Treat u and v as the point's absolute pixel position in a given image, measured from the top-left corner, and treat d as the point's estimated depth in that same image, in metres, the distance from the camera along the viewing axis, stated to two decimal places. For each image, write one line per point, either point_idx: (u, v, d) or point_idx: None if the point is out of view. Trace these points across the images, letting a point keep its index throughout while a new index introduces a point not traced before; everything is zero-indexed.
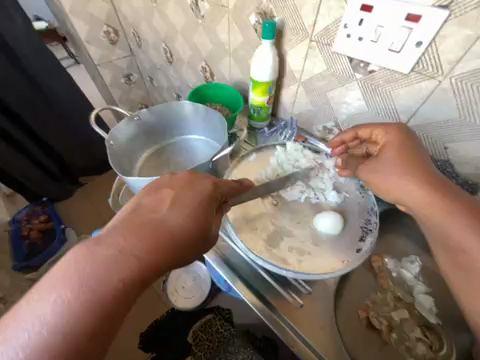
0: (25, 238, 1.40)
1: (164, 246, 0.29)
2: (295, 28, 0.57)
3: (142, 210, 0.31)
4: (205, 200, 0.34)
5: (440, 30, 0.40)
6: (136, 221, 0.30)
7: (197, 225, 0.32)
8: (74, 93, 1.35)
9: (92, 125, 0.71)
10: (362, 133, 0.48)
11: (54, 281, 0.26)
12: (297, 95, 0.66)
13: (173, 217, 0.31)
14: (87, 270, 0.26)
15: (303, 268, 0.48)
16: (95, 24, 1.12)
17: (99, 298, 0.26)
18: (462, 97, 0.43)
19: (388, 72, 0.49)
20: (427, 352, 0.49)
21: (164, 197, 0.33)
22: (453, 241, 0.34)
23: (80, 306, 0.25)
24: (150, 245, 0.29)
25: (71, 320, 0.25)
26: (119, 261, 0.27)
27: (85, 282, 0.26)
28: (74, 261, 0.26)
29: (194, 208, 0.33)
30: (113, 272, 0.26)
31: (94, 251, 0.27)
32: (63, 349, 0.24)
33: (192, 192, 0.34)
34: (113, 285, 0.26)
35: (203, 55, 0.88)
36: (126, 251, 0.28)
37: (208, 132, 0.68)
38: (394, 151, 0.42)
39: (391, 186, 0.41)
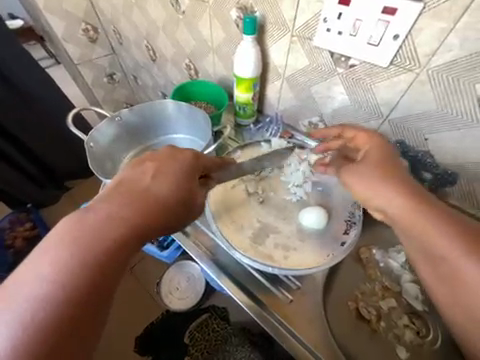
0: (9, 249, 1.35)
1: (152, 209, 0.33)
2: (276, 23, 0.56)
3: (128, 181, 0.35)
4: (187, 169, 0.38)
5: (416, 23, 0.41)
6: (123, 190, 0.34)
7: (181, 191, 0.36)
8: (53, 94, 1.30)
9: (71, 127, 0.68)
10: (347, 134, 0.48)
11: (51, 245, 0.28)
12: (281, 91, 0.66)
13: (158, 184, 0.35)
14: (81, 234, 0.29)
15: (289, 264, 0.49)
16: (72, 22, 1.08)
17: (95, 256, 0.29)
18: (439, 89, 0.44)
19: (368, 66, 0.49)
20: (415, 338, 0.51)
21: (148, 168, 0.36)
22: (436, 253, 0.34)
23: (78, 261, 0.28)
24: (138, 208, 0.33)
25: (71, 274, 0.27)
26: (111, 223, 0.31)
27: (82, 241, 0.29)
28: (68, 227, 0.30)
29: (176, 176, 0.37)
30: (107, 233, 0.30)
31: (87, 217, 0.30)
32: (66, 300, 0.26)
33: (174, 163, 0.37)
34: (106, 243, 0.30)
35: (186, 51, 0.86)
36: (117, 214, 0.32)
37: (192, 130, 0.67)
38: (376, 155, 0.43)
39: (370, 191, 0.40)
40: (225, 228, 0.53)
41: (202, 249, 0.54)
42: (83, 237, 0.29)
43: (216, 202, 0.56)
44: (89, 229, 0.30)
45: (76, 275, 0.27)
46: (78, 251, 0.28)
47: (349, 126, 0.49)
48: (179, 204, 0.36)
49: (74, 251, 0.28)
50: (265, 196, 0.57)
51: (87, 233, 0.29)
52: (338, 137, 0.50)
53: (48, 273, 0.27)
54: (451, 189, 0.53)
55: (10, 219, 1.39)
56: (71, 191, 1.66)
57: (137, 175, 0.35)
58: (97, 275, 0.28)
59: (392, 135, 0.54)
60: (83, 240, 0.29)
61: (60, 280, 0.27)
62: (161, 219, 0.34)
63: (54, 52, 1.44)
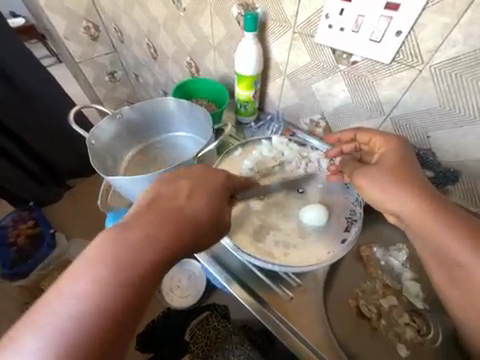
0: (11, 246, 1.35)
1: (185, 229, 0.34)
2: (278, 19, 0.56)
3: (163, 199, 0.36)
4: (217, 188, 0.39)
5: (418, 18, 0.41)
6: (158, 208, 0.34)
7: (213, 212, 0.37)
8: (54, 92, 1.31)
9: (72, 124, 0.68)
10: (362, 138, 0.48)
11: (87, 261, 0.28)
12: (282, 88, 0.66)
13: (191, 204, 0.36)
14: (118, 252, 0.29)
15: (289, 260, 0.49)
16: (73, 19, 1.08)
17: (133, 277, 0.29)
18: (441, 86, 0.44)
19: (370, 63, 0.49)
20: (416, 337, 0.50)
21: (181, 188, 0.37)
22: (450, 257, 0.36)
23: (114, 279, 0.28)
24: (173, 227, 0.33)
25: (107, 293, 0.27)
26: (147, 243, 0.31)
27: (118, 259, 0.29)
28: (106, 244, 0.29)
29: (209, 196, 0.38)
30: (143, 253, 0.30)
31: (123, 234, 0.30)
32: (100, 319, 0.26)
33: (206, 183, 0.39)
34: (142, 264, 0.30)
35: (187, 49, 0.86)
36: (153, 234, 0.32)
37: (193, 128, 0.67)
38: (393, 158, 0.43)
39: (387, 197, 0.40)
40: None
41: None
42: (121, 256, 0.29)
43: None
44: (127, 247, 0.30)
45: (113, 295, 0.27)
46: (116, 271, 0.28)
47: (362, 129, 0.48)
48: (210, 225, 0.36)
49: (112, 270, 0.28)
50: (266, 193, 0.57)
51: (125, 252, 0.29)
52: (352, 139, 0.50)
53: (86, 291, 0.27)
54: (453, 187, 0.53)
55: (12, 216, 1.39)
56: (73, 189, 1.67)
57: (171, 194, 0.36)
58: (132, 297, 0.28)
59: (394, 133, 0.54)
60: (121, 259, 0.29)
61: (97, 299, 0.27)
62: (194, 240, 0.34)
63: (55, 49, 1.44)
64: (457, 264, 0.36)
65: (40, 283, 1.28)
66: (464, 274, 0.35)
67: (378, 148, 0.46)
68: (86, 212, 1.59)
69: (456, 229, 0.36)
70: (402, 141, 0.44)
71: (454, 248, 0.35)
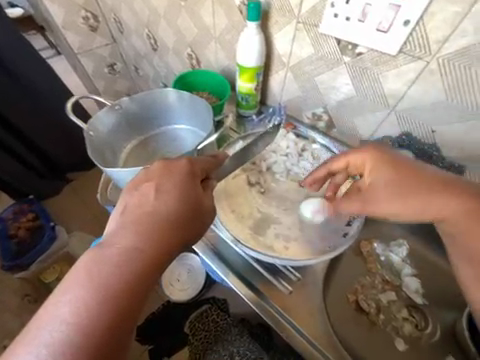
0: (12, 238, 1.35)
1: (159, 234, 0.33)
2: (282, 9, 0.54)
3: (130, 207, 0.34)
4: (185, 179, 0.36)
5: (428, 7, 0.39)
6: (127, 219, 0.33)
7: (186, 208, 0.35)
8: (54, 84, 1.29)
9: (69, 115, 0.67)
10: (338, 166, 0.45)
11: (67, 288, 0.29)
12: (285, 81, 0.65)
13: (161, 206, 0.34)
14: (92, 273, 0.29)
15: (289, 254, 0.49)
16: (72, 9, 1.06)
17: (111, 294, 0.29)
18: (449, 78, 0.43)
19: (376, 54, 0.47)
20: (413, 331, 0.51)
21: (146, 192, 0.35)
22: None
23: (99, 302, 0.28)
24: (144, 236, 0.32)
25: (91, 317, 0.27)
26: (120, 259, 0.30)
27: (98, 282, 0.29)
28: (79, 269, 0.30)
29: (177, 193, 0.35)
30: (117, 268, 0.30)
31: (95, 255, 0.30)
32: (89, 343, 0.27)
33: (172, 178, 0.36)
34: (124, 280, 0.30)
35: (188, 40, 0.84)
36: (125, 247, 0.31)
37: (193, 119, 0.66)
38: (392, 174, 0.40)
39: (407, 211, 0.39)
40: (225, 219, 0.52)
41: (202, 239, 0.54)
42: (95, 277, 0.29)
43: (216, 192, 0.55)
44: (100, 267, 0.30)
45: (93, 316, 0.28)
46: (92, 294, 0.28)
47: (342, 156, 0.45)
48: (186, 221, 0.35)
49: (88, 292, 0.28)
50: (266, 187, 0.57)
51: (98, 273, 0.29)
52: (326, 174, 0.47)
53: (63, 318, 0.27)
54: None
55: (13, 209, 1.39)
56: (72, 183, 1.66)
57: (137, 200, 0.34)
58: (115, 313, 0.28)
59: (399, 126, 0.53)
60: (96, 280, 0.29)
61: (77, 325, 0.27)
62: (170, 242, 0.33)
63: (54, 40, 1.41)
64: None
65: (41, 275, 1.29)
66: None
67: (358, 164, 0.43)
68: (86, 205, 1.59)
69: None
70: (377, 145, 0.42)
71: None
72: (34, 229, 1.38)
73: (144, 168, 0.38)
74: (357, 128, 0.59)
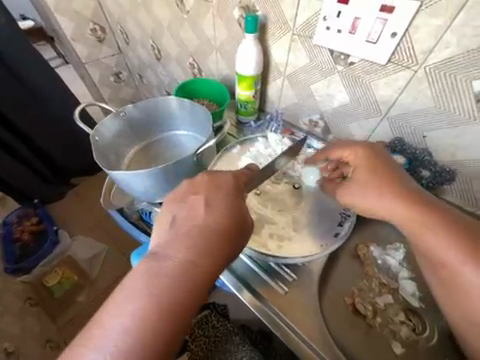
0: (16, 242, 1.37)
1: (210, 249, 0.35)
2: (278, 22, 0.58)
3: (180, 221, 0.37)
4: (229, 194, 0.39)
5: (413, 20, 0.42)
6: (179, 231, 0.36)
7: (232, 224, 0.37)
8: (61, 92, 1.35)
9: (76, 121, 0.70)
10: (333, 155, 0.50)
11: (125, 297, 0.32)
12: (282, 89, 0.67)
13: (210, 220, 0.36)
14: (151, 284, 0.32)
15: (283, 253, 0.50)
16: (81, 21, 1.12)
17: (167, 305, 0.31)
18: (436, 87, 0.45)
19: (367, 63, 0.50)
20: (410, 335, 0.51)
21: (195, 206, 0.38)
22: (448, 272, 0.36)
23: (156, 312, 0.31)
24: (197, 251, 0.34)
25: (150, 327, 0.30)
26: (175, 272, 0.33)
27: (156, 294, 0.32)
28: (138, 279, 0.33)
29: (225, 207, 0.38)
30: (173, 280, 0.33)
31: (153, 266, 0.33)
32: (149, 348, 0.30)
33: (219, 193, 0.39)
34: (180, 292, 0.32)
35: (190, 50, 0.88)
36: (180, 260, 0.34)
37: (193, 126, 0.69)
38: (364, 171, 0.44)
39: (374, 206, 0.42)
40: None
41: None
42: (154, 287, 0.32)
43: None
44: (159, 278, 0.32)
45: (152, 325, 0.30)
46: (150, 305, 0.31)
47: (336, 147, 0.50)
48: (233, 237, 0.37)
49: (147, 302, 0.31)
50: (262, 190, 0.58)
51: (156, 285, 0.32)
52: (325, 158, 0.52)
53: (123, 325, 0.30)
54: (449, 187, 0.54)
55: (17, 213, 1.42)
56: (76, 187, 1.71)
57: (186, 212, 0.37)
58: (172, 324, 0.31)
59: (392, 132, 0.55)
60: (155, 290, 0.32)
61: (138, 333, 0.30)
62: (219, 258, 0.35)
63: (62, 50, 1.47)
64: (447, 271, 0.36)
65: (43, 279, 1.31)
66: (456, 280, 0.35)
67: (347, 159, 0.48)
68: (88, 209, 1.62)
69: (444, 231, 0.37)
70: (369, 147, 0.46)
71: (444, 253, 0.36)
72: (38, 233, 1.42)
73: (188, 180, 0.41)
74: (352, 133, 0.61)
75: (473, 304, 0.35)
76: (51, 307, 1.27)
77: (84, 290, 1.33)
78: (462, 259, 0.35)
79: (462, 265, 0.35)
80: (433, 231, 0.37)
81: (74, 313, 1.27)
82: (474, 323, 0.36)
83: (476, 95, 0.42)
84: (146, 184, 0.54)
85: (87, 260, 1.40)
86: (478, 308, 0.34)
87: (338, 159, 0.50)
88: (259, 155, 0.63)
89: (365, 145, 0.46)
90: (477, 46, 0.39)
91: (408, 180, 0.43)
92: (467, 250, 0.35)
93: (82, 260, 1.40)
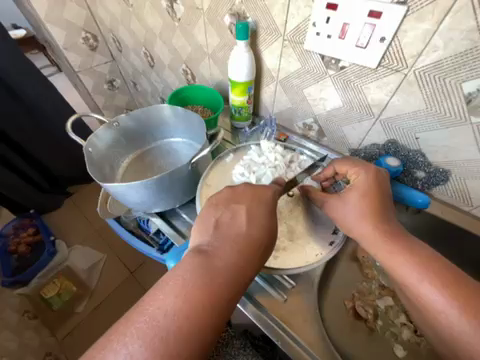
0: (13, 253, 1.34)
1: (253, 252, 0.36)
2: (268, 28, 0.58)
3: (223, 225, 0.38)
4: (272, 206, 0.41)
5: (401, 25, 0.42)
6: (222, 234, 0.37)
7: (273, 230, 0.39)
8: (55, 102, 1.36)
9: (69, 133, 0.68)
10: (340, 170, 0.51)
11: (173, 286, 0.32)
12: (276, 94, 0.68)
13: (254, 228, 0.38)
14: (199, 279, 0.33)
15: (277, 263, 0.49)
16: (73, 31, 1.11)
17: (215, 300, 0.32)
18: (426, 88, 0.45)
19: (358, 68, 0.50)
20: (412, 337, 0.51)
21: (237, 212, 0.39)
22: (410, 292, 0.36)
23: (201, 304, 0.31)
24: (241, 253, 0.35)
25: (195, 319, 0.30)
26: (222, 269, 0.34)
27: (202, 286, 0.32)
28: (187, 270, 0.33)
29: (267, 228, 0.38)
30: (221, 278, 0.33)
31: (205, 262, 0.34)
32: (194, 337, 0.30)
33: (262, 201, 0.41)
34: (223, 294, 0.32)
35: (183, 57, 0.88)
36: (225, 262, 0.35)
37: (187, 133, 0.69)
38: (356, 191, 0.44)
39: (353, 224, 0.43)
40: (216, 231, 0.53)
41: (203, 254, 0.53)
42: (204, 281, 0.32)
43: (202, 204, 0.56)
44: (207, 274, 0.33)
45: (198, 319, 0.30)
46: (199, 295, 0.31)
47: (340, 161, 0.51)
48: (271, 246, 0.38)
49: (196, 291, 0.32)
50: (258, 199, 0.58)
51: (203, 279, 0.33)
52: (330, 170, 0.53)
53: (174, 311, 0.30)
54: (444, 187, 0.54)
55: (13, 224, 1.40)
56: (72, 196, 1.71)
57: (230, 217, 0.39)
58: (216, 323, 0.31)
59: (384, 134, 0.55)
60: (203, 285, 0.32)
61: (184, 319, 0.30)
62: (259, 262, 0.36)
63: (55, 59, 1.47)
64: (408, 287, 0.37)
65: (42, 290, 1.25)
66: (415, 297, 0.36)
67: (350, 177, 0.48)
68: (86, 218, 1.60)
69: (407, 253, 0.38)
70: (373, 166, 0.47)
71: (404, 271, 0.37)
72: (34, 244, 1.39)
73: (230, 188, 0.43)
74: (346, 136, 0.62)
75: (431, 319, 0.34)
76: (50, 320, 1.26)
77: (84, 300, 1.32)
78: (418, 277, 0.36)
79: (419, 282, 0.36)
80: (396, 255, 0.38)
81: (77, 323, 1.26)
82: (437, 340, 0.34)
83: (466, 97, 0.42)
84: (141, 195, 0.53)
85: (85, 270, 1.38)
86: (438, 323, 0.34)
87: (344, 175, 0.51)
88: (251, 163, 0.62)
89: (368, 166, 0.47)
90: (464, 49, 0.39)
91: (387, 189, 0.45)
92: (429, 271, 0.36)
93: (81, 270, 1.37)
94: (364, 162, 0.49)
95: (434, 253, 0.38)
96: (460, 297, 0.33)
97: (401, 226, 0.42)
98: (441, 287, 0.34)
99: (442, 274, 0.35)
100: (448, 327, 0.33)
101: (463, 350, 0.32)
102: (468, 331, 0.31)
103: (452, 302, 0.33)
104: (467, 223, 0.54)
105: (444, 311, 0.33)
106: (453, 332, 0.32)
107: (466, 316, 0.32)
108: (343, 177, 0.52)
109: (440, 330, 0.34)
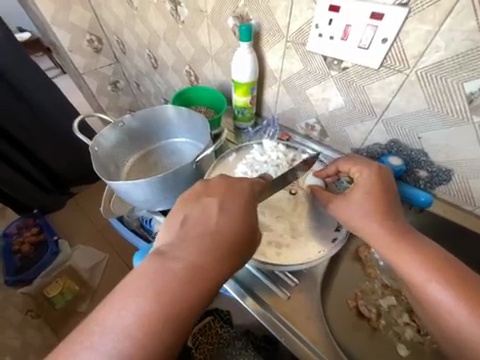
0: (16, 253, 1.37)
1: (221, 250, 0.35)
2: (272, 30, 0.59)
3: (191, 222, 0.38)
4: (246, 202, 0.40)
5: (402, 27, 0.42)
6: (188, 231, 0.37)
7: (245, 226, 0.38)
8: (59, 103, 1.38)
9: (75, 133, 0.70)
10: (343, 169, 0.51)
11: (135, 287, 0.32)
12: (278, 94, 0.69)
13: (222, 225, 0.37)
14: (162, 278, 0.33)
15: (281, 260, 0.50)
16: (78, 33, 1.13)
17: (178, 300, 0.32)
18: (429, 89, 0.45)
19: (360, 68, 0.51)
20: (415, 336, 0.51)
21: (206, 209, 0.39)
22: (416, 290, 0.37)
23: (163, 303, 0.31)
24: (206, 251, 0.35)
25: (156, 319, 0.30)
26: (186, 269, 0.34)
27: (164, 285, 0.32)
28: (150, 270, 0.33)
29: (236, 225, 0.37)
30: (182, 278, 0.33)
31: (167, 261, 0.34)
32: (155, 337, 0.30)
33: (233, 197, 0.40)
34: (186, 293, 0.32)
35: (186, 59, 0.89)
36: (189, 260, 0.34)
37: (191, 133, 0.69)
38: (361, 190, 0.45)
39: (359, 223, 0.43)
40: None
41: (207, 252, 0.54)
42: (164, 281, 0.32)
43: None
44: (167, 274, 0.33)
45: (159, 319, 0.30)
46: (161, 295, 0.32)
47: (344, 160, 0.51)
48: (241, 243, 0.37)
49: (158, 290, 0.32)
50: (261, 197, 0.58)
51: (166, 279, 0.32)
52: (333, 169, 0.53)
53: (137, 311, 0.31)
54: (447, 187, 0.54)
55: (17, 224, 1.42)
56: (75, 196, 1.72)
57: (199, 214, 0.38)
58: (177, 324, 0.31)
59: (387, 134, 0.56)
60: (165, 284, 0.32)
61: (145, 319, 0.30)
62: (228, 261, 0.36)
63: (60, 62, 1.49)
64: (415, 286, 0.37)
65: (44, 289, 1.29)
66: (421, 295, 0.36)
67: (354, 175, 0.48)
68: (89, 218, 1.62)
69: (414, 253, 0.38)
70: (380, 166, 0.47)
71: (411, 270, 0.38)
72: (38, 243, 1.40)
73: (203, 183, 0.43)
74: (348, 135, 0.62)
75: (438, 318, 0.35)
76: (52, 317, 1.25)
77: (86, 300, 1.31)
78: (425, 276, 0.36)
79: (428, 282, 0.36)
80: (403, 254, 0.39)
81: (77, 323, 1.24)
82: (444, 339, 0.35)
83: (468, 97, 0.42)
84: (146, 192, 0.54)
85: (88, 269, 1.40)
86: (445, 322, 0.34)
87: (346, 174, 0.51)
88: (254, 162, 0.63)
89: (372, 164, 0.47)
90: (466, 50, 0.40)
91: (393, 188, 0.45)
92: (436, 271, 0.36)
93: (83, 270, 1.39)
94: (369, 161, 0.49)
95: (441, 253, 0.38)
96: (469, 296, 0.33)
97: (409, 226, 0.42)
98: (449, 286, 0.35)
99: (450, 274, 0.36)
100: (455, 325, 0.33)
101: (468, 347, 0.32)
102: (474, 329, 0.32)
103: (460, 302, 0.33)
104: (469, 222, 0.54)
105: (452, 311, 0.34)
106: (460, 331, 0.33)
107: (474, 316, 0.32)
108: (346, 176, 0.52)
109: (447, 329, 0.34)
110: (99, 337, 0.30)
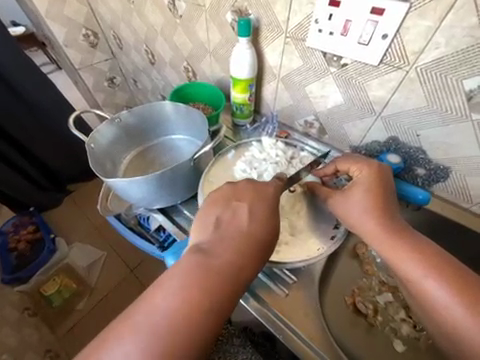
0: (12, 251, 1.33)
1: (253, 251, 0.36)
2: (271, 24, 0.58)
3: (223, 224, 0.38)
4: (273, 204, 0.41)
5: (403, 23, 0.42)
6: (222, 232, 0.37)
7: (275, 228, 0.39)
8: (55, 99, 1.35)
9: (71, 128, 0.68)
10: (342, 167, 0.51)
11: (172, 283, 0.32)
12: (277, 91, 0.68)
13: (254, 227, 0.38)
14: (198, 278, 0.33)
15: (280, 258, 0.50)
16: (73, 27, 1.11)
17: (214, 299, 0.32)
18: (428, 86, 0.45)
19: (361, 65, 0.50)
20: (411, 332, 0.51)
21: (236, 211, 0.39)
22: (412, 287, 0.37)
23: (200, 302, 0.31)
24: (240, 252, 0.36)
25: (193, 317, 0.30)
26: (221, 269, 0.34)
27: (200, 284, 0.32)
28: (186, 268, 0.34)
29: (266, 226, 0.38)
30: (218, 278, 0.33)
31: (203, 260, 0.34)
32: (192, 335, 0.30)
33: (262, 200, 0.41)
34: (222, 294, 0.32)
35: (184, 55, 0.88)
36: (225, 261, 0.35)
37: (189, 130, 0.68)
38: (360, 188, 0.45)
39: (357, 221, 0.43)
40: None
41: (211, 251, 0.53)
42: (199, 279, 0.33)
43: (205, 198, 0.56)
44: (203, 273, 0.33)
45: (196, 318, 0.30)
46: (197, 294, 0.32)
47: (343, 159, 0.51)
48: (271, 245, 0.38)
49: (195, 289, 0.32)
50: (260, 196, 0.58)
51: (202, 278, 0.33)
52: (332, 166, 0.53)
53: (173, 308, 0.31)
54: (445, 184, 0.55)
55: (13, 222, 1.40)
56: (71, 194, 1.70)
57: (230, 216, 0.39)
58: (212, 324, 0.31)
59: (386, 131, 0.55)
60: (203, 284, 0.32)
61: (182, 316, 0.30)
62: (260, 262, 0.36)
63: (55, 57, 1.46)
64: (411, 283, 0.37)
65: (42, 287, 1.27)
66: (419, 293, 0.36)
67: (353, 174, 0.48)
68: (86, 216, 1.60)
69: (410, 250, 0.38)
70: (378, 164, 0.47)
71: (407, 267, 0.38)
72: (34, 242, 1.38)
73: (231, 185, 0.43)
74: (347, 133, 0.62)
75: (434, 314, 0.35)
76: (51, 315, 1.27)
77: (84, 297, 1.32)
78: (421, 273, 0.37)
79: (423, 279, 0.36)
80: (400, 252, 0.39)
81: (75, 321, 1.26)
82: (440, 335, 0.35)
83: (467, 93, 0.42)
84: (143, 190, 0.53)
85: (85, 267, 1.39)
86: (441, 318, 0.34)
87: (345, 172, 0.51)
88: (253, 159, 0.62)
89: (370, 163, 0.47)
90: (466, 47, 0.39)
91: (391, 186, 0.45)
92: (433, 268, 0.36)
93: (81, 267, 1.38)
94: (368, 159, 0.49)
95: (438, 250, 0.38)
96: (464, 293, 0.34)
97: (406, 224, 0.42)
98: (445, 283, 0.35)
99: (446, 270, 0.36)
100: (450, 321, 0.33)
101: (464, 344, 0.32)
102: (469, 325, 0.32)
103: (455, 298, 0.34)
104: (466, 219, 0.54)
105: (448, 307, 0.34)
106: (455, 327, 0.33)
107: (469, 312, 0.32)
108: (345, 174, 0.52)
109: (442, 325, 0.34)
110: (132, 332, 0.30)
